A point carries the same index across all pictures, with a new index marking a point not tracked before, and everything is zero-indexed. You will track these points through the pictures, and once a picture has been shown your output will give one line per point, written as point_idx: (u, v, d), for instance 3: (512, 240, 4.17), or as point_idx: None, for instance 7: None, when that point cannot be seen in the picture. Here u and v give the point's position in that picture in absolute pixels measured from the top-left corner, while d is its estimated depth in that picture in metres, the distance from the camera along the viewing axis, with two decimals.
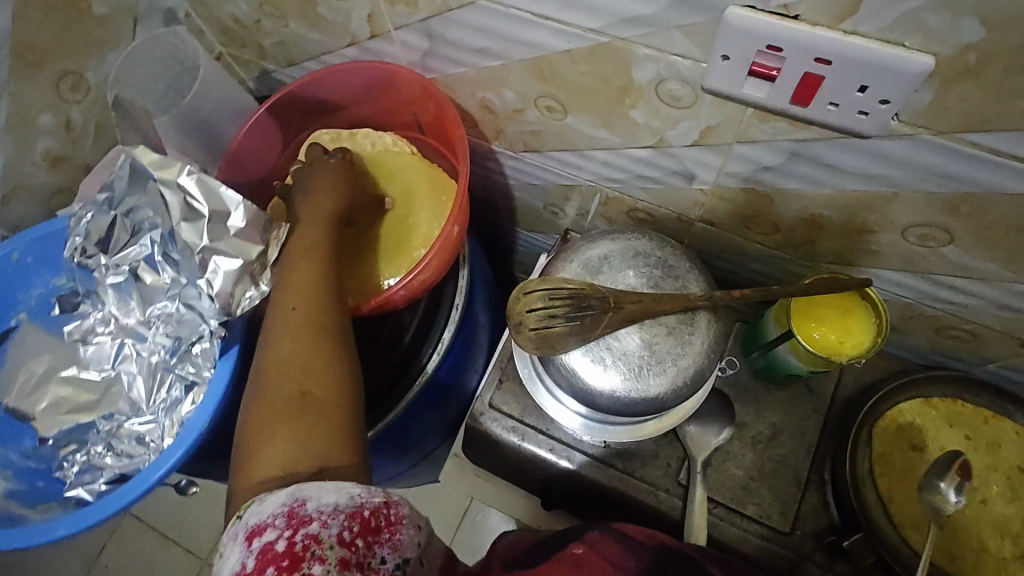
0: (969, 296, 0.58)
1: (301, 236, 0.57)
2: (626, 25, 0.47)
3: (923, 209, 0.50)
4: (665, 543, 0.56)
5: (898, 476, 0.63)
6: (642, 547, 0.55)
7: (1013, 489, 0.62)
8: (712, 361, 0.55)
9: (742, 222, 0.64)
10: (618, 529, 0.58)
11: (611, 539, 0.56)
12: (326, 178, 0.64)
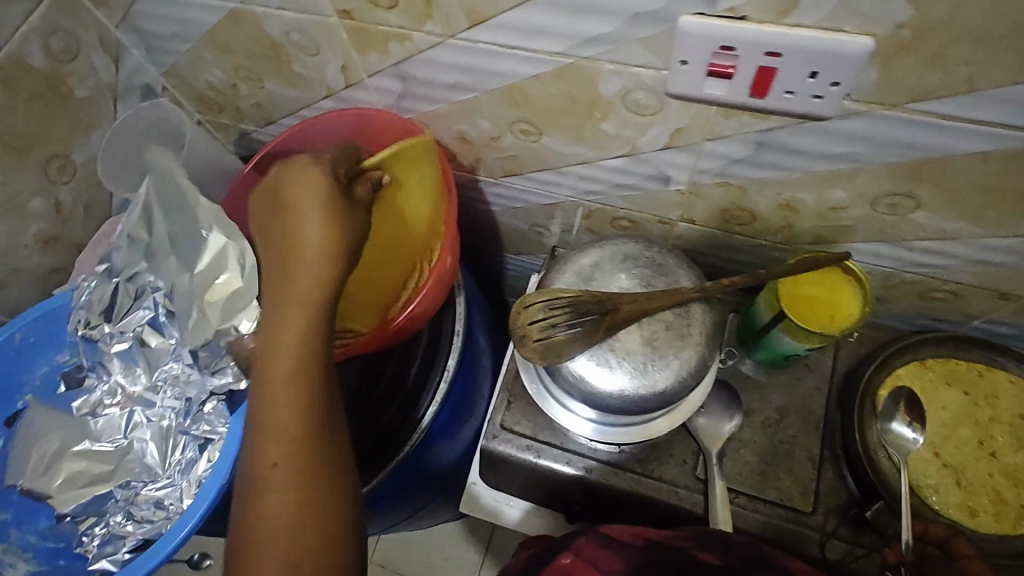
0: (945, 257, 0.61)
1: (277, 357, 0.49)
2: (588, 45, 0.51)
3: (886, 179, 0.53)
4: (651, 540, 0.58)
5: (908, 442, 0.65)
6: (630, 548, 0.56)
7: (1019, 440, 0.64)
8: (714, 345, 0.57)
9: (720, 215, 0.67)
10: (605, 532, 0.59)
11: (599, 544, 0.57)
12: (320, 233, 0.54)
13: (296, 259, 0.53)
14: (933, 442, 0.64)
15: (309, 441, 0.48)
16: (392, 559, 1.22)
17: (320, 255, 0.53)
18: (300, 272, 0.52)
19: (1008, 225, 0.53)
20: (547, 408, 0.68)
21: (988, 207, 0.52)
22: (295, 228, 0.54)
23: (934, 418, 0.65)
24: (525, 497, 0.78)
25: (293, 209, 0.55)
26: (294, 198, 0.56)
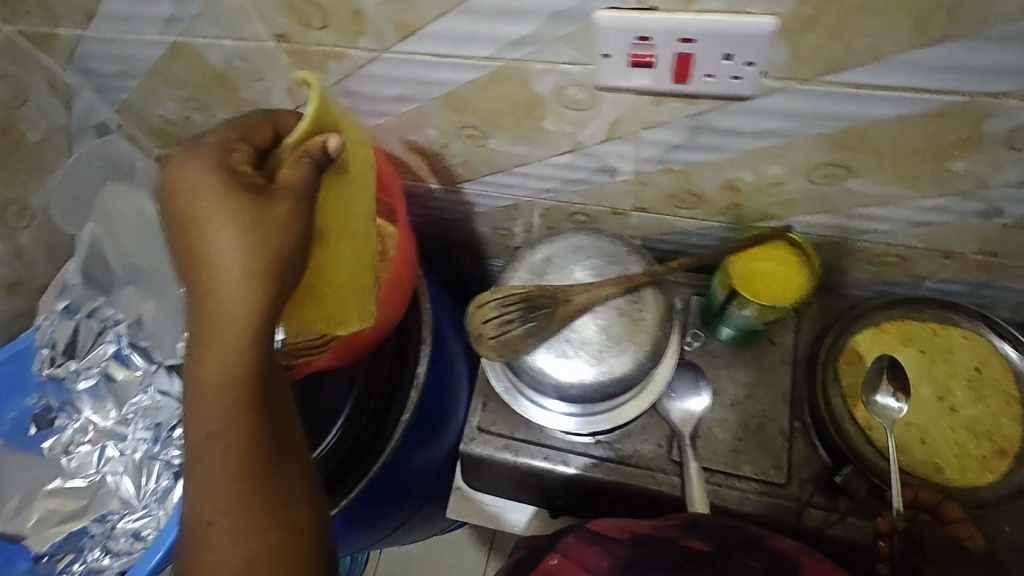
0: (887, 221, 0.62)
1: (206, 403, 0.40)
2: (515, 47, 0.52)
3: (816, 151, 0.55)
4: (639, 533, 0.57)
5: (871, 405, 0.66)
6: (619, 543, 0.56)
7: (979, 391, 0.65)
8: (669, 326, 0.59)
9: (670, 201, 0.68)
10: (591, 530, 0.58)
11: (585, 542, 0.57)
12: (237, 250, 0.39)
13: (210, 284, 0.39)
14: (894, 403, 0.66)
15: (256, 500, 0.40)
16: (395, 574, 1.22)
17: (243, 279, 0.39)
18: (219, 303, 0.39)
19: (938, 185, 0.55)
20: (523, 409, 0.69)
21: (916, 169, 0.54)
22: (204, 240, 0.40)
23: None
24: (509, 496, 0.78)
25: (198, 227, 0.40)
26: (199, 208, 0.40)
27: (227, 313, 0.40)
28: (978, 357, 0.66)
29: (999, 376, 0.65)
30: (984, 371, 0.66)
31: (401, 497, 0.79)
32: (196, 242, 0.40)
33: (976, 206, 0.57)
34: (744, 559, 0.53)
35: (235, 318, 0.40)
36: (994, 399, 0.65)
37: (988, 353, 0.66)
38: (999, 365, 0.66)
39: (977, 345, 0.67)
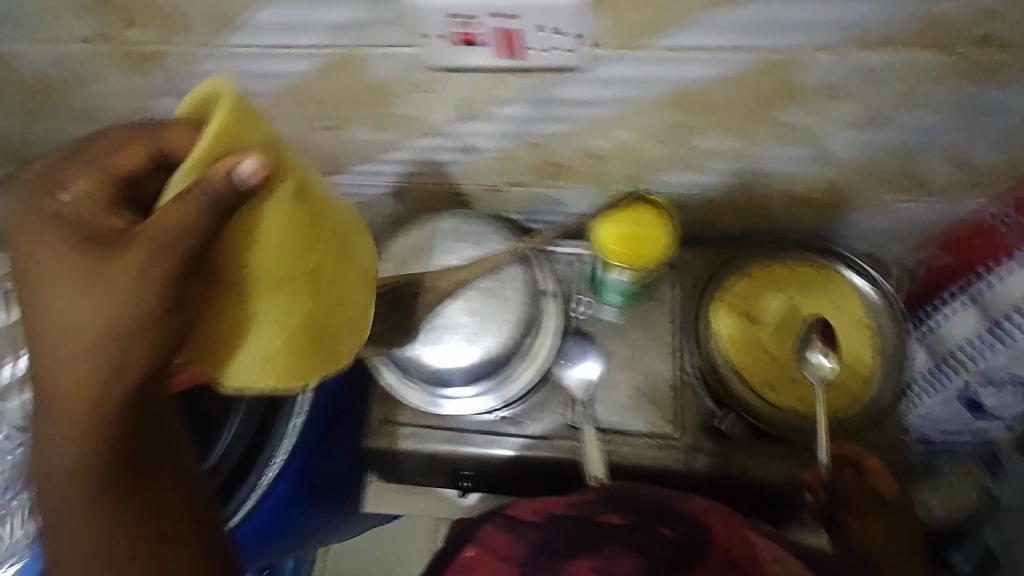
0: (740, 174, 0.65)
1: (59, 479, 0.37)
2: (343, 32, 0.50)
3: (658, 114, 0.56)
4: (551, 512, 0.58)
5: (746, 349, 0.70)
6: (531, 527, 0.57)
7: (838, 324, 0.70)
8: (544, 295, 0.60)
9: (540, 173, 0.68)
10: (508, 513, 0.59)
11: (502, 531, 0.57)
12: (81, 329, 0.33)
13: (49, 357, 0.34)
14: (766, 345, 0.70)
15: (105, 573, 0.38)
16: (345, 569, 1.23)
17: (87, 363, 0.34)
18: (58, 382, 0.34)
19: (775, 138, 0.57)
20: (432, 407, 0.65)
21: (752, 124, 0.56)
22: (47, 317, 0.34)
23: (764, 322, 0.71)
24: (424, 480, 0.79)
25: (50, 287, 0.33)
26: (39, 269, 0.34)
27: (75, 391, 0.34)
28: (836, 291, 0.71)
29: (854, 306, 0.71)
30: (841, 305, 0.71)
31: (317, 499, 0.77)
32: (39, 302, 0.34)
33: (813, 153, 0.59)
34: (658, 529, 0.54)
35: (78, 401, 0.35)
36: (852, 330, 0.70)
37: (844, 288, 0.72)
38: (854, 298, 0.71)
39: (834, 281, 0.72)
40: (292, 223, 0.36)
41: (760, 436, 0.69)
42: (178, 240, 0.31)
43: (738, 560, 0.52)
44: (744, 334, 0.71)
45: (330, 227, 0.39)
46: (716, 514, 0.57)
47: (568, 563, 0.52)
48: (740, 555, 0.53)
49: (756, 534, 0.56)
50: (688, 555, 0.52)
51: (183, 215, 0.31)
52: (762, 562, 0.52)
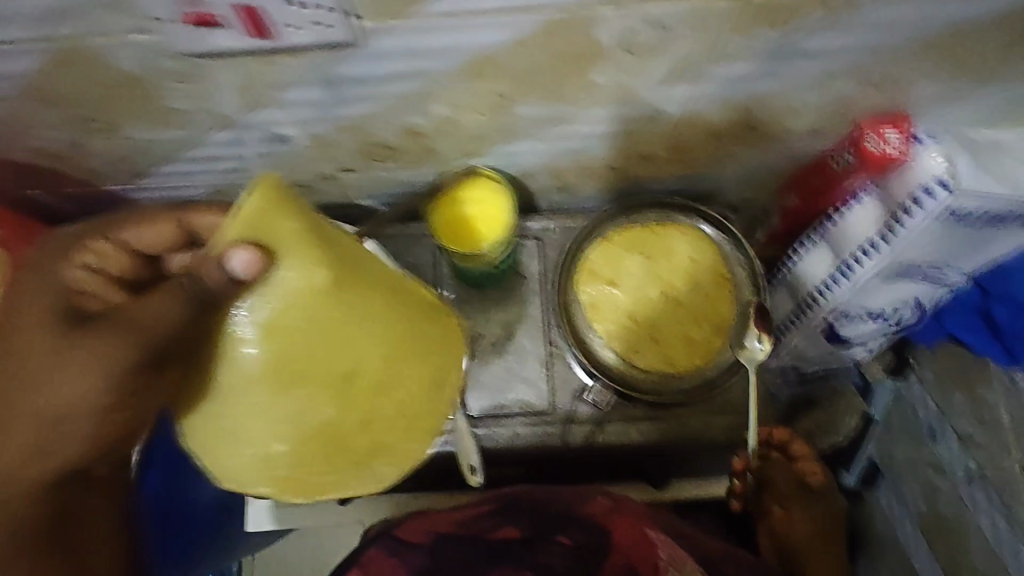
0: (576, 137, 0.61)
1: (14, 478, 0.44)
2: (51, 22, 0.41)
3: (465, 87, 0.51)
4: (440, 534, 0.61)
5: (608, 316, 0.69)
6: (417, 551, 0.59)
7: (698, 279, 0.70)
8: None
9: (367, 155, 0.62)
10: (394, 536, 0.61)
11: (386, 553, 0.59)
12: (72, 382, 0.41)
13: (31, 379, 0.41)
14: (628, 309, 0.69)
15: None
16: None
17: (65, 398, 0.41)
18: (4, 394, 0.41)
19: (594, 99, 0.54)
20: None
21: (565, 88, 0.51)
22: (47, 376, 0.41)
23: (624, 287, 0.70)
24: None
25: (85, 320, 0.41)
26: (27, 337, 0.42)
27: (45, 401, 0.41)
28: (695, 246, 0.71)
29: (711, 260, 0.70)
30: (699, 260, 0.70)
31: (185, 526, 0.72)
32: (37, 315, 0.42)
33: (640, 112, 0.56)
34: (557, 539, 0.60)
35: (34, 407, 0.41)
36: (711, 284, 0.70)
37: (703, 241, 0.71)
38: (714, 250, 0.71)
39: (692, 235, 0.71)
40: (323, 320, 0.39)
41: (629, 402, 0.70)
42: (168, 321, 0.39)
43: (636, 562, 0.57)
44: (609, 301, 0.69)
45: (372, 328, 0.43)
46: (615, 519, 0.62)
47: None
48: (637, 557, 0.57)
49: (654, 531, 0.61)
50: (585, 563, 0.57)
51: (166, 302, 0.39)
52: (659, 567, 0.56)
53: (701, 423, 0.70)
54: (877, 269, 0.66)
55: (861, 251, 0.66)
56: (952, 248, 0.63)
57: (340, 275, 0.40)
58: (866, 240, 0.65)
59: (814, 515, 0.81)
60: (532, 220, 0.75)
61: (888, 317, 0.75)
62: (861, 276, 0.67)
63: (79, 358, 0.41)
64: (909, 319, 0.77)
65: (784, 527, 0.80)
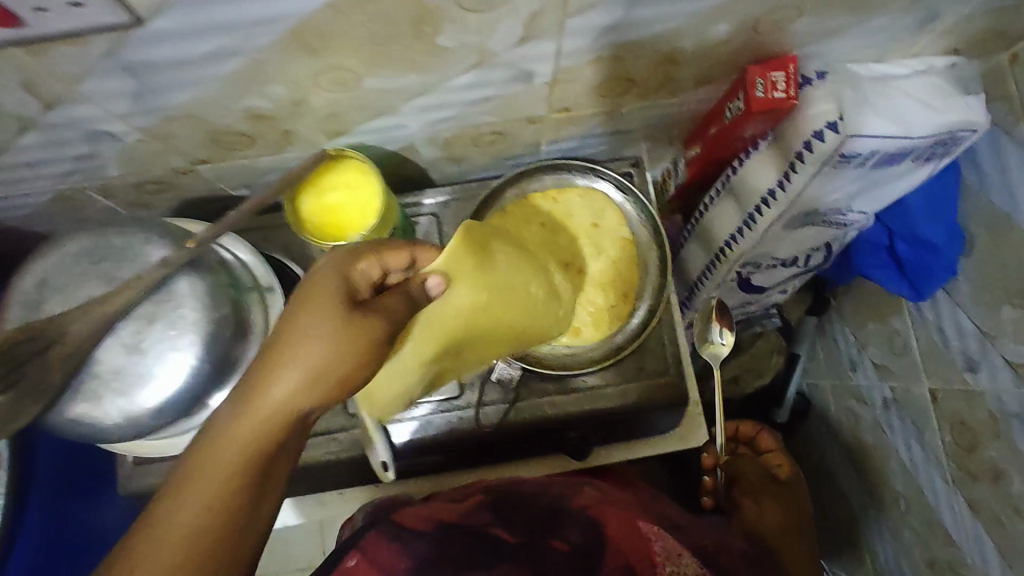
0: (449, 107, 0.56)
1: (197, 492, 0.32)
2: None
3: (294, 64, 0.44)
4: (444, 521, 0.56)
5: None
6: (418, 539, 0.53)
7: (599, 244, 0.68)
8: (216, 297, 0.49)
9: (218, 145, 0.56)
10: (394, 524, 0.56)
11: (387, 540, 0.53)
12: (323, 356, 0.37)
13: (279, 366, 0.36)
14: None
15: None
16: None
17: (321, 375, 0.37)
18: (293, 349, 0.37)
19: (450, 65, 0.48)
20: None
21: (410, 56, 0.46)
22: (290, 342, 0.37)
23: None
24: None
25: (274, 356, 0.37)
26: (293, 314, 0.38)
27: (232, 443, 0.34)
28: (595, 209, 0.69)
29: (612, 222, 0.69)
30: (601, 223, 0.68)
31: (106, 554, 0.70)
32: (292, 323, 0.38)
33: (508, 74, 0.51)
34: (552, 541, 0.53)
35: (221, 468, 0.33)
36: (614, 248, 0.68)
37: (604, 203, 0.69)
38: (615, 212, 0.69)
39: (592, 198, 0.69)
40: (466, 324, 0.54)
41: (537, 377, 0.68)
42: (396, 316, 0.43)
43: (635, 563, 0.52)
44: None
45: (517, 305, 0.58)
46: (605, 511, 0.59)
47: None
48: (635, 558, 0.53)
49: (647, 524, 0.58)
50: (587, 561, 0.51)
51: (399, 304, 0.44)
52: (656, 561, 0.53)
53: (615, 392, 0.68)
54: (778, 218, 0.64)
55: (762, 201, 0.64)
56: (850, 190, 0.62)
57: (494, 283, 0.55)
58: (767, 189, 0.63)
59: (780, 498, 0.85)
60: (425, 197, 0.71)
61: (798, 261, 0.75)
62: (763, 227, 0.66)
63: (285, 374, 0.36)
64: (818, 261, 0.77)
65: (753, 518, 0.79)
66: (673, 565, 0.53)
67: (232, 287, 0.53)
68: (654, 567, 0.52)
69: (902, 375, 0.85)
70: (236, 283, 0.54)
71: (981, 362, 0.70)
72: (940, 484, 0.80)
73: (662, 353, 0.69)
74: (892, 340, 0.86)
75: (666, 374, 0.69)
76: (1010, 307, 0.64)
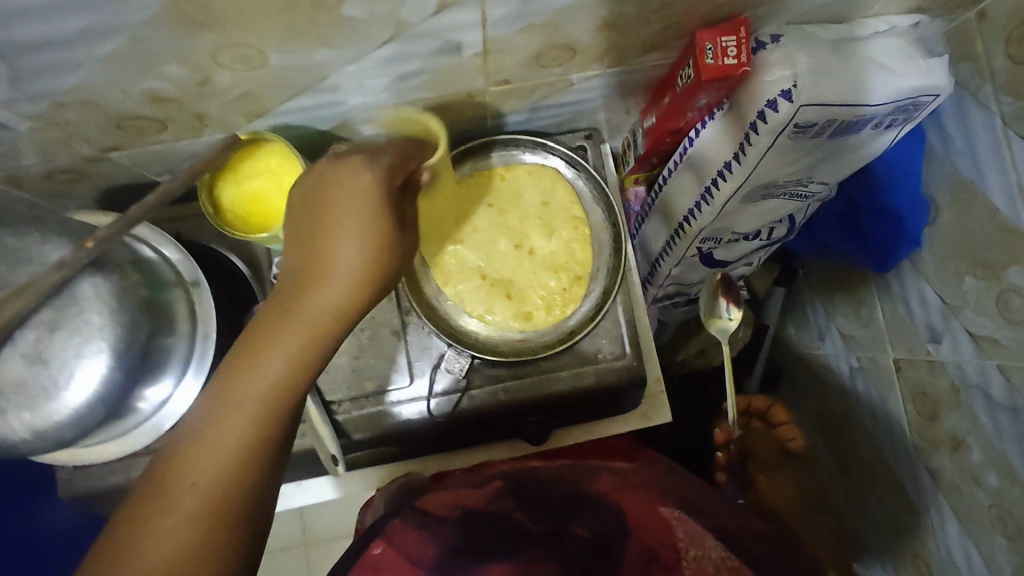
0: (377, 84, 0.52)
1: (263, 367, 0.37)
2: None
3: (184, 41, 0.40)
4: (469, 508, 0.58)
5: (457, 274, 0.66)
6: (445, 526, 0.56)
7: (550, 226, 0.67)
8: (124, 301, 0.46)
9: (127, 131, 0.51)
10: (417, 509, 0.57)
11: (411, 526, 0.55)
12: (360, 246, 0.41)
13: (332, 263, 0.40)
14: (479, 266, 0.66)
15: (261, 462, 0.37)
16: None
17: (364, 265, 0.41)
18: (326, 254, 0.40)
19: (363, 37, 0.44)
20: (136, 446, 0.56)
21: (314, 28, 0.41)
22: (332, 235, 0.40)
23: (473, 240, 0.67)
24: None
25: (322, 253, 0.40)
26: (331, 208, 0.41)
27: (289, 328, 0.38)
28: (545, 188, 0.68)
29: (563, 199, 0.68)
30: (550, 202, 0.67)
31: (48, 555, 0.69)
32: (329, 227, 0.41)
33: (433, 46, 0.47)
34: (572, 529, 0.56)
35: (277, 369, 0.37)
36: (566, 228, 0.67)
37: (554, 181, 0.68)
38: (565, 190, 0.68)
39: (541, 178, 0.68)
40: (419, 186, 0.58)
41: (488, 364, 0.66)
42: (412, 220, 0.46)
43: (657, 551, 0.54)
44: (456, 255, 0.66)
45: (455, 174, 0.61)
46: (626, 496, 0.60)
47: (482, 566, 0.52)
48: (657, 545, 0.54)
49: (669, 508, 0.58)
50: (608, 551, 0.54)
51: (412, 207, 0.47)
52: (678, 548, 0.54)
53: (570, 375, 0.66)
54: (734, 193, 0.61)
55: (718, 174, 0.61)
56: (809, 160, 0.59)
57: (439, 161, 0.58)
58: (722, 162, 0.60)
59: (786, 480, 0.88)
60: None
61: (761, 234, 0.73)
62: (720, 201, 0.63)
63: (340, 271, 0.40)
64: (782, 232, 0.74)
65: (767, 492, 0.85)
66: (696, 550, 0.53)
67: (150, 288, 0.50)
68: (677, 553, 0.53)
69: (868, 345, 0.84)
70: (158, 283, 0.52)
71: (943, 332, 0.69)
72: (903, 452, 0.80)
73: (618, 335, 0.67)
74: (859, 308, 0.85)
75: (623, 356, 0.67)
76: (972, 277, 0.63)
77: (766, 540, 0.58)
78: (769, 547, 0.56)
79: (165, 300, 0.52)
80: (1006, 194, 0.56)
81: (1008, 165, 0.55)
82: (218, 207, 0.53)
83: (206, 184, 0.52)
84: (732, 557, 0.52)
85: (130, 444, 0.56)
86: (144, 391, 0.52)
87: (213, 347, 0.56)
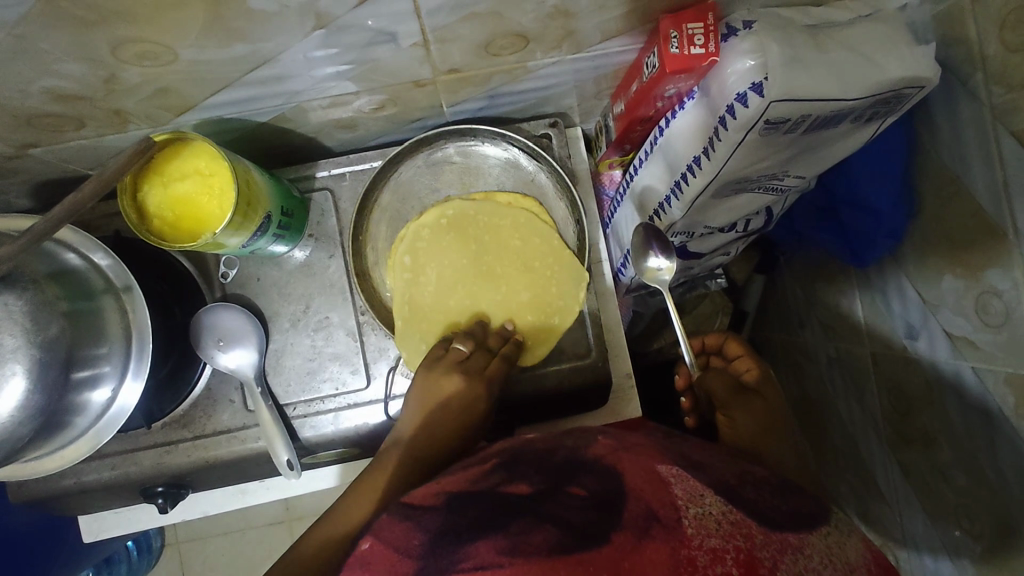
0: (313, 77, 0.48)
1: (387, 466, 0.54)
2: None
3: (74, 34, 0.36)
4: (455, 489, 0.46)
5: (422, 277, 0.64)
6: (432, 511, 0.44)
7: (526, 282, 0.65)
8: (42, 315, 0.44)
9: (43, 129, 0.48)
10: (402, 503, 0.46)
11: (400, 518, 0.44)
12: (455, 409, 0.57)
13: (437, 416, 0.57)
14: (451, 278, 0.65)
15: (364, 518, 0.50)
16: (189, 531, 1.20)
17: (458, 422, 0.57)
18: (431, 428, 0.56)
19: (280, 31, 0.40)
20: (79, 454, 0.53)
21: (218, 20, 0.37)
22: (447, 400, 0.57)
23: (443, 256, 0.65)
24: (122, 506, 0.68)
25: (438, 402, 0.57)
26: (436, 378, 0.58)
27: (406, 448, 0.55)
28: (530, 250, 0.65)
29: (547, 236, 0.65)
30: (542, 294, 0.64)
31: (10, 556, 0.71)
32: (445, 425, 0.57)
33: (363, 38, 0.43)
34: (567, 489, 0.44)
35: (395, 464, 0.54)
36: (545, 339, 0.64)
37: (537, 239, 0.65)
38: (550, 275, 0.64)
39: (529, 245, 0.65)
40: (498, 220, 0.65)
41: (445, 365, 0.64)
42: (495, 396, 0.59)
43: (657, 509, 0.41)
44: (415, 255, 0.65)
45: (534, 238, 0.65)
46: (625, 457, 0.47)
47: (468, 546, 0.40)
48: (657, 503, 0.42)
49: (667, 465, 0.46)
50: (608, 511, 0.41)
51: (498, 369, 0.59)
52: (677, 505, 0.42)
53: (532, 377, 0.64)
54: (705, 188, 0.57)
55: (688, 169, 0.57)
56: (784, 155, 0.56)
57: (533, 223, 0.65)
58: (692, 156, 0.56)
59: (754, 411, 0.66)
60: (318, 169, 0.65)
61: (737, 226, 0.70)
62: (690, 197, 0.59)
63: (441, 424, 0.57)
64: (756, 223, 0.70)
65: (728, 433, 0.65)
66: (697, 506, 0.42)
67: (71, 297, 0.48)
68: (676, 511, 0.41)
69: (847, 337, 0.82)
70: (81, 292, 0.49)
71: (921, 329, 0.66)
72: (875, 444, 0.79)
73: (581, 336, 0.65)
74: (839, 298, 0.82)
75: (587, 357, 0.64)
76: (952, 276, 0.59)
77: (770, 488, 0.47)
78: (770, 492, 0.47)
79: (91, 308, 0.50)
80: (991, 190, 0.52)
81: (995, 161, 0.51)
82: (144, 209, 0.50)
83: (129, 186, 0.49)
84: (733, 509, 0.42)
85: (70, 452, 0.52)
86: (84, 395, 0.49)
87: (148, 341, 0.54)
